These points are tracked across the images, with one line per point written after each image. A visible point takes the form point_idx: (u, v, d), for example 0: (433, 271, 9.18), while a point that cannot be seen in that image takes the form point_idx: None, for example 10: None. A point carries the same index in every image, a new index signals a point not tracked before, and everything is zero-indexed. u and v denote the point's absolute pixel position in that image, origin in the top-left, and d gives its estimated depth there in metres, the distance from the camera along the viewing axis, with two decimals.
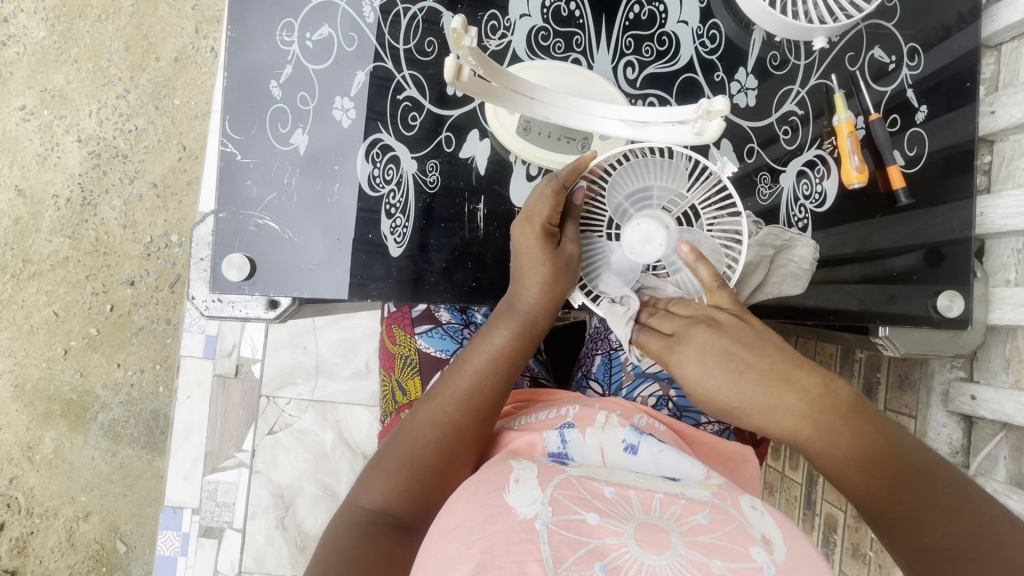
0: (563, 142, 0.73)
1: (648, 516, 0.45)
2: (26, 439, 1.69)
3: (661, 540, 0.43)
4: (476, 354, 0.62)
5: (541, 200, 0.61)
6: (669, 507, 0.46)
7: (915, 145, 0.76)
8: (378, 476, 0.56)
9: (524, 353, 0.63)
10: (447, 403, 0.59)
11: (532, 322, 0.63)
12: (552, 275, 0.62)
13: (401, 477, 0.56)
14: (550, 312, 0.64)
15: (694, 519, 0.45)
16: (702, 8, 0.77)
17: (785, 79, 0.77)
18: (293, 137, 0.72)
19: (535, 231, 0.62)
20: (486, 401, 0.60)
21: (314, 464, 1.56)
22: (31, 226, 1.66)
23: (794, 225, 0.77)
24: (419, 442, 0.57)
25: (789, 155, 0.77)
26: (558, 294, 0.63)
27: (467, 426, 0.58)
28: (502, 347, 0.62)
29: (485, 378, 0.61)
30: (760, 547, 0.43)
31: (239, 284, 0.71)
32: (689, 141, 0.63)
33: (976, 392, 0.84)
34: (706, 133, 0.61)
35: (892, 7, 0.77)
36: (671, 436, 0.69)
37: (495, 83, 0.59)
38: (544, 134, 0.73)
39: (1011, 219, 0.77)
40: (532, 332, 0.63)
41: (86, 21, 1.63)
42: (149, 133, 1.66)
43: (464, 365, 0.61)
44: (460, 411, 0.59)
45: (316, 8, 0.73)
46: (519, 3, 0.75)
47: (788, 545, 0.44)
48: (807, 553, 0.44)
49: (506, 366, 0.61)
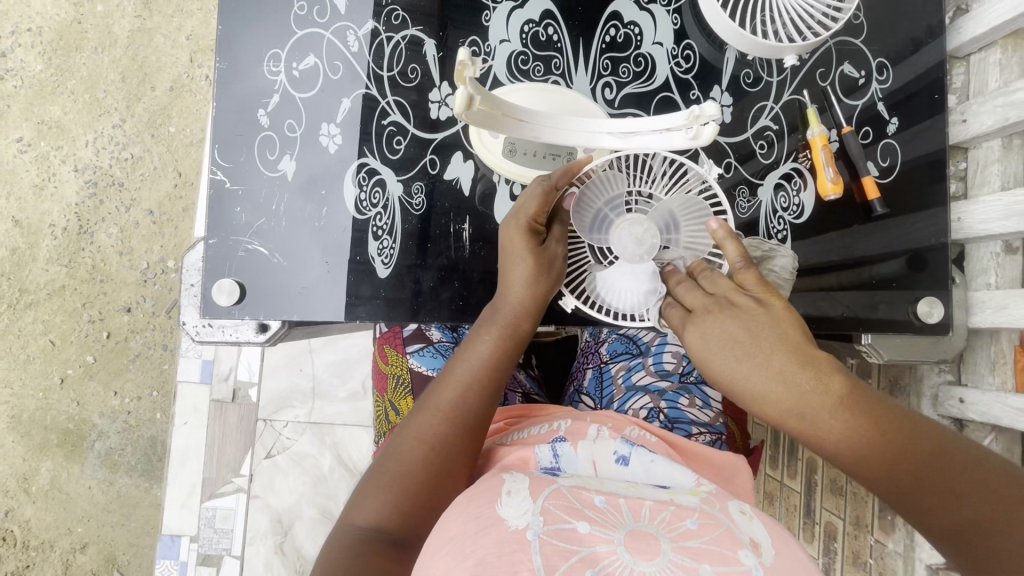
0: (548, 159, 0.74)
1: (639, 524, 0.45)
2: (22, 470, 1.68)
3: (651, 547, 0.43)
4: (461, 364, 0.61)
5: (529, 201, 0.62)
6: (659, 514, 0.46)
7: (889, 156, 0.78)
8: (371, 495, 0.56)
9: (511, 357, 0.63)
10: (434, 415, 0.58)
11: (517, 327, 0.63)
12: (533, 278, 0.63)
13: (391, 494, 0.56)
14: (534, 314, 0.64)
15: (683, 524, 0.45)
16: (676, 29, 0.80)
17: (759, 96, 0.79)
18: (281, 163, 0.74)
19: (515, 234, 0.62)
20: (474, 409, 0.59)
21: (313, 487, 1.55)
22: (28, 255, 1.67)
23: (774, 237, 0.78)
24: (408, 458, 0.57)
25: (766, 168, 0.79)
26: (543, 294, 0.63)
27: (454, 437, 0.58)
28: (488, 353, 0.61)
29: (472, 385, 0.60)
30: (748, 551, 0.43)
31: (230, 309, 0.72)
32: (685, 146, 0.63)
33: (964, 395, 0.84)
34: (702, 138, 0.61)
35: (859, 24, 0.79)
36: (662, 447, 0.69)
37: (498, 109, 0.60)
38: (527, 153, 0.74)
39: (988, 223, 0.78)
40: (516, 335, 0.63)
41: (83, 54, 1.66)
42: (145, 160, 1.68)
43: (450, 375, 0.61)
44: (448, 423, 0.58)
45: (302, 38, 0.75)
46: (499, 29, 0.78)
47: (777, 549, 0.44)
48: (797, 557, 0.44)
49: (494, 371, 0.61)
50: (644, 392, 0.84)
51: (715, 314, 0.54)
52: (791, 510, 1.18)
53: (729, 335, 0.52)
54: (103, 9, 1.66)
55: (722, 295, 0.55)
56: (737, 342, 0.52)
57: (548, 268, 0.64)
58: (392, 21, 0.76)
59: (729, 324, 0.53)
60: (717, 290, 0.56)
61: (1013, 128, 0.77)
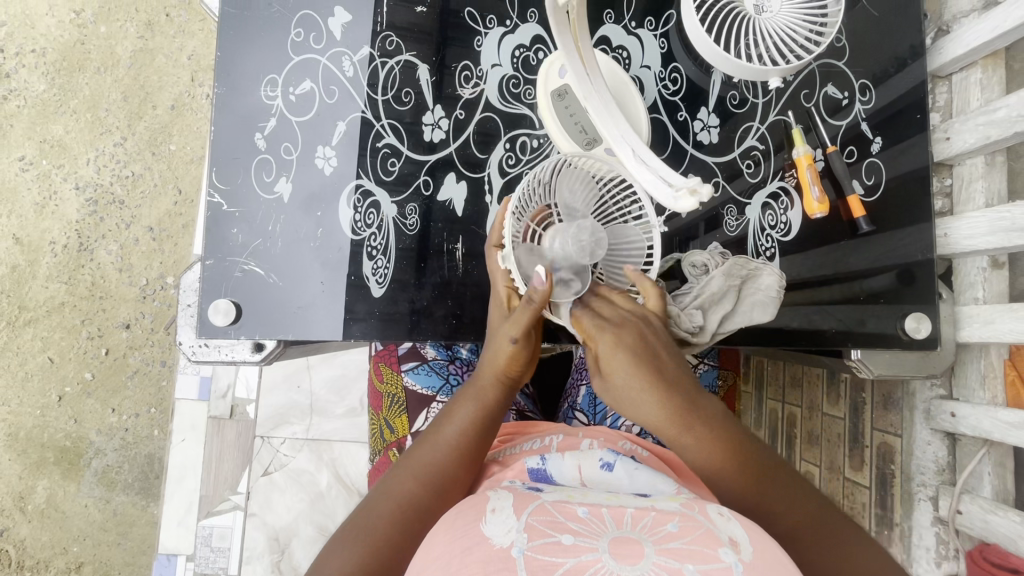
0: (576, 128, 0.75)
1: (621, 531, 0.46)
2: (18, 489, 1.67)
3: (634, 553, 0.44)
4: (437, 429, 0.64)
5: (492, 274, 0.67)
6: (640, 520, 0.47)
7: (873, 174, 0.80)
8: (341, 549, 0.54)
9: (486, 430, 0.64)
10: (405, 474, 0.60)
11: (490, 393, 0.65)
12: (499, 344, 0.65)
13: (361, 547, 0.54)
14: (506, 386, 0.66)
15: (665, 528, 0.46)
16: (664, 52, 0.82)
17: (745, 117, 0.81)
18: (277, 186, 0.75)
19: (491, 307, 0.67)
20: (449, 473, 0.61)
21: (310, 505, 1.54)
22: (28, 273, 1.68)
23: (762, 254, 0.80)
24: (377, 512, 0.57)
25: (753, 187, 0.80)
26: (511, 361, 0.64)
27: (422, 499, 0.58)
28: (464, 420, 0.64)
29: (449, 446, 0.62)
30: (728, 549, 0.43)
31: (226, 329, 0.72)
32: (663, 202, 0.58)
33: (955, 409, 0.85)
34: (679, 205, 0.57)
35: (841, 46, 0.81)
36: (654, 460, 0.70)
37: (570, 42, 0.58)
38: (568, 109, 0.75)
39: (973, 239, 0.79)
40: (491, 406, 0.65)
41: (85, 74, 1.69)
42: (146, 178, 1.70)
43: (427, 439, 0.63)
44: (417, 484, 0.59)
45: (298, 64, 0.77)
46: (490, 53, 0.80)
47: (757, 546, 0.44)
48: (779, 554, 0.44)
49: (471, 434, 0.63)
50: None
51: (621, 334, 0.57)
52: None
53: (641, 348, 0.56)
54: (107, 31, 1.70)
55: (637, 312, 0.60)
56: (644, 356, 0.56)
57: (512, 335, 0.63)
58: (386, 46, 0.78)
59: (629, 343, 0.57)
60: (632, 309, 0.60)
61: (995, 146, 0.79)
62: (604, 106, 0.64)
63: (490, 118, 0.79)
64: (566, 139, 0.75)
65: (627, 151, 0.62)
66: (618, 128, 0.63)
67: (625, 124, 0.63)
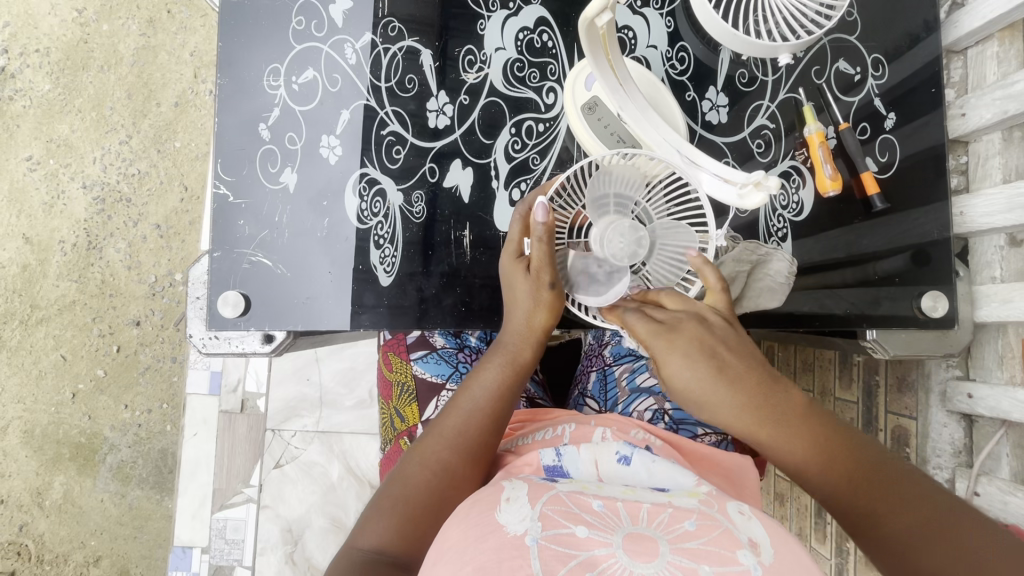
0: (614, 140, 0.72)
1: (637, 527, 0.46)
2: (36, 485, 1.69)
3: (650, 550, 0.44)
4: (464, 394, 0.63)
5: (514, 229, 0.65)
6: (657, 516, 0.47)
7: (887, 151, 0.78)
8: (375, 518, 0.56)
9: (516, 388, 0.64)
10: (436, 442, 0.60)
11: (520, 355, 0.65)
12: (532, 306, 0.64)
13: (394, 516, 0.56)
14: (537, 347, 0.66)
15: (682, 526, 0.46)
16: (670, 31, 0.80)
17: (754, 95, 0.79)
18: (282, 175, 0.75)
19: (508, 261, 0.65)
20: (476, 438, 0.61)
21: (322, 496, 1.55)
22: (39, 272, 1.69)
23: (773, 236, 0.79)
24: (409, 482, 0.58)
25: (764, 167, 0.79)
26: (544, 322, 0.64)
27: (454, 463, 0.59)
28: (492, 383, 0.63)
29: (476, 412, 0.62)
30: (748, 551, 0.44)
31: (235, 320, 0.73)
32: (727, 201, 0.64)
33: (973, 390, 0.83)
34: (746, 201, 0.63)
35: (852, 22, 0.80)
36: (668, 450, 0.69)
37: (609, 53, 0.61)
38: (601, 120, 0.72)
39: (990, 216, 0.77)
40: (523, 365, 0.65)
41: (89, 72, 1.69)
42: (152, 175, 1.71)
43: (454, 405, 0.63)
44: (450, 450, 0.59)
45: (300, 52, 0.76)
46: (494, 37, 0.79)
47: (776, 548, 0.45)
48: (798, 554, 0.45)
49: (500, 398, 0.63)
50: (649, 393, 0.82)
51: (689, 328, 0.55)
52: (803, 511, 1.14)
53: (704, 347, 0.54)
54: (109, 29, 1.69)
55: (691, 309, 0.57)
56: (717, 359, 0.54)
57: (548, 291, 0.63)
58: (388, 33, 0.77)
59: (688, 341, 0.54)
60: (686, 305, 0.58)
61: (1013, 120, 0.76)
62: (642, 112, 0.64)
63: (495, 103, 0.78)
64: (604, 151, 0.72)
65: (675, 154, 0.64)
66: (660, 133, 0.64)
67: (666, 126, 0.64)
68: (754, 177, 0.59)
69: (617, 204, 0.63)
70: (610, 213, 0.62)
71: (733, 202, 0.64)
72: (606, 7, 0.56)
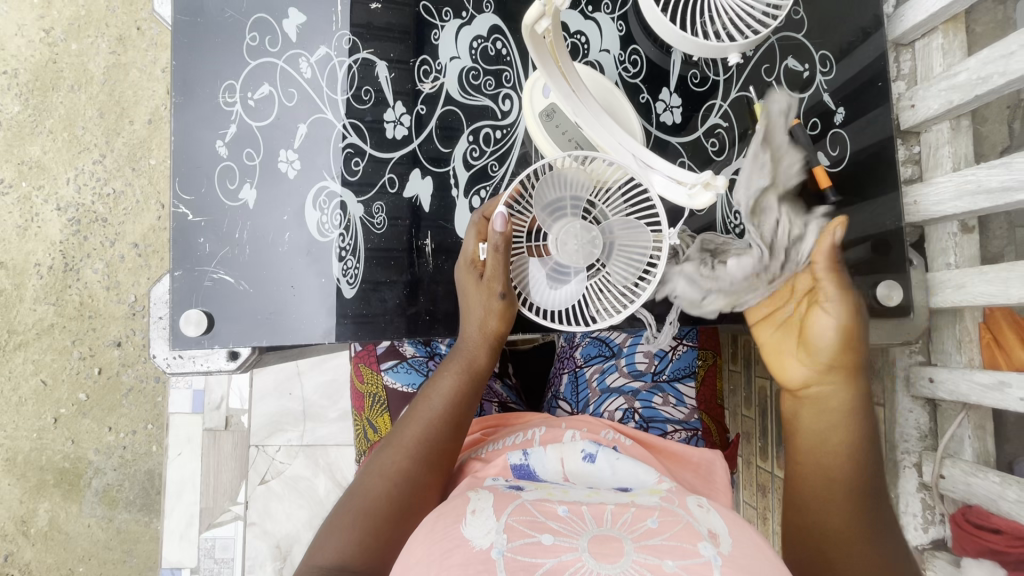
0: (571, 146, 0.72)
1: (601, 528, 0.47)
2: (20, 513, 1.67)
3: (614, 550, 0.45)
4: (423, 403, 0.65)
5: (470, 236, 0.67)
6: (621, 516, 0.48)
7: (838, 145, 0.80)
8: (335, 533, 0.56)
9: (472, 395, 0.67)
10: (395, 452, 0.61)
11: (475, 361, 0.67)
12: (485, 312, 0.66)
13: (354, 530, 0.56)
14: (491, 352, 0.68)
15: (644, 524, 0.47)
16: (622, 34, 0.81)
17: (706, 95, 0.81)
18: (241, 192, 0.75)
19: (463, 269, 0.67)
20: (434, 446, 0.62)
21: (309, 510, 1.54)
22: (15, 297, 1.67)
23: (732, 232, 0.80)
24: (370, 495, 0.59)
25: (719, 164, 0.80)
26: (497, 328, 0.67)
27: (413, 472, 0.60)
28: (450, 390, 0.66)
29: (434, 420, 0.64)
30: (708, 542, 0.45)
31: (199, 339, 0.72)
32: (677, 201, 0.63)
33: (934, 374, 0.83)
34: (696, 202, 0.62)
35: (800, 19, 0.81)
36: (635, 449, 0.71)
37: (557, 58, 0.60)
38: (558, 127, 0.72)
39: (941, 204, 0.79)
40: (478, 371, 0.67)
41: (60, 93, 1.68)
42: (127, 194, 1.69)
43: (413, 415, 0.65)
44: (410, 457, 0.61)
45: (255, 69, 0.76)
46: (448, 46, 0.79)
47: (733, 538, 0.47)
48: (756, 545, 0.47)
49: (457, 404, 0.65)
50: (619, 393, 0.84)
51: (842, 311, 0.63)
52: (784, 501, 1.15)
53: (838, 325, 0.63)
54: (78, 48, 1.68)
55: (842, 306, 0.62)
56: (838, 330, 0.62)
57: (501, 299, 0.65)
58: (342, 45, 0.77)
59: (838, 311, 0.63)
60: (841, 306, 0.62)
61: (959, 110, 0.78)
62: (596, 117, 0.64)
63: (452, 112, 0.79)
64: None
65: (628, 156, 0.63)
66: (614, 136, 0.63)
67: (619, 129, 0.64)
68: (704, 176, 0.59)
69: (573, 208, 0.64)
70: (567, 217, 0.63)
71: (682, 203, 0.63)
72: (544, 12, 0.55)
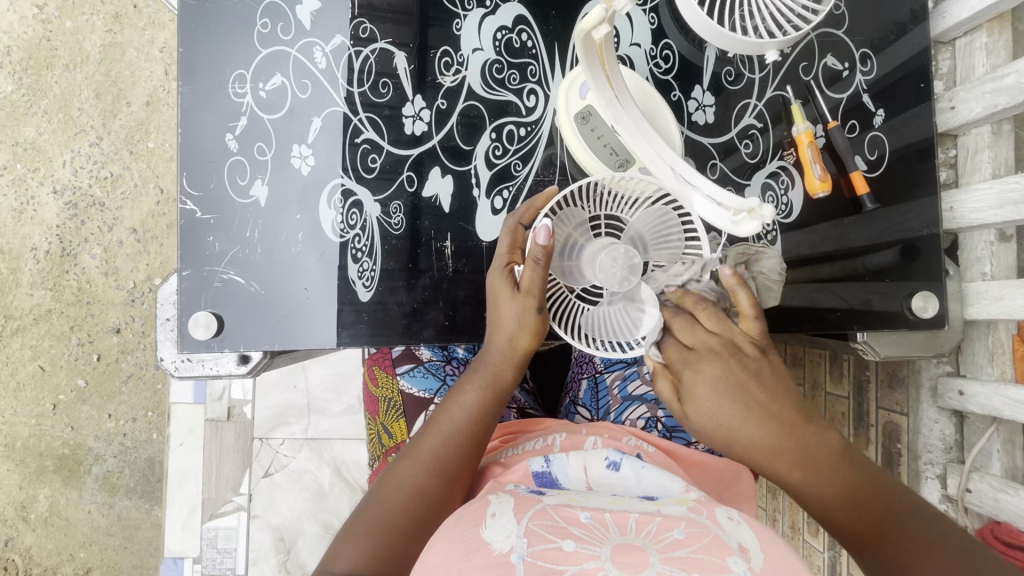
0: (608, 152, 0.68)
1: (625, 537, 0.45)
2: (20, 499, 1.65)
3: (639, 560, 0.43)
4: (444, 415, 0.62)
5: (504, 241, 0.65)
6: (646, 526, 0.46)
7: (876, 149, 0.77)
8: (349, 543, 0.54)
9: (496, 411, 0.63)
10: (414, 465, 0.58)
11: (501, 376, 0.63)
12: (517, 325, 0.61)
13: (368, 544, 0.54)
14: (518, 368, 0.63)
15: (671, 535, 0.45)
16: (654, 28, 0.77)
17: (741, 93, 0.77)
18: (252, 189, 0.72)
19: (497, 277, 0.63)
20: (455, 463, 0.59)
21: (314, 503, 1.53)
22: (11, 281, 1.63)
23: (763, 237, 0.77)
24: (386, 507, 0.56)
25: (752, 167, 0.77)
26: (528, 345, 0.62)
27: (432, 489, 0.58)
28: (471, 404, 0.62)
29: (455, 436, 0.60)
30: (738, 556, 0.43)
31: (207, 342, 0.69)
32: (718, 225, 0.56)
33: (964, 388, 0.82)
34: (739, 229, 0.55)
35: (841, 14, 0.77)
36: (659, 457, 0.69)
37: (603, 61, 0.56)
38: (594, 131, 0.69)
39: (980, 212, 0.76)
40: (503, 386, 0.63)
41: (54, 72, 1.62)
42: (125, 178, 1.64)
43: (433, 427, 0.61)
44: (428, 472, 0.58)
45: (268, 58, 0.72)
46: (471, 37, 0.75)
47: (765, 554, 0.44)
48: (788, 561, 0.44)
49: (482, 419, 0.62)
50: (641, 401, 0.82)
51: (696, 363, 0.52)
52: (795, 503, 1.15)
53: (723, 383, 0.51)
54: (73, 25, 1.62)
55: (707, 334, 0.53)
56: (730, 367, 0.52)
57: (536, 315, 0.61)
58: (359, 34, 0.73)
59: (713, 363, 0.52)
60: (712, 330, 0.53)
61: (1003, 115, 0.75)
62: (636, 124, 0.60)
63: (474, 107, 0.75)
64: (602, 168, 0.68)
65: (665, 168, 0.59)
66: (653, 148, 0.59)
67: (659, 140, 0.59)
68: (749, 202, 0.53)
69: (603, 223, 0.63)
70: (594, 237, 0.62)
71: (725, 227, 0.56)
72: (604, 18, 0.51)
